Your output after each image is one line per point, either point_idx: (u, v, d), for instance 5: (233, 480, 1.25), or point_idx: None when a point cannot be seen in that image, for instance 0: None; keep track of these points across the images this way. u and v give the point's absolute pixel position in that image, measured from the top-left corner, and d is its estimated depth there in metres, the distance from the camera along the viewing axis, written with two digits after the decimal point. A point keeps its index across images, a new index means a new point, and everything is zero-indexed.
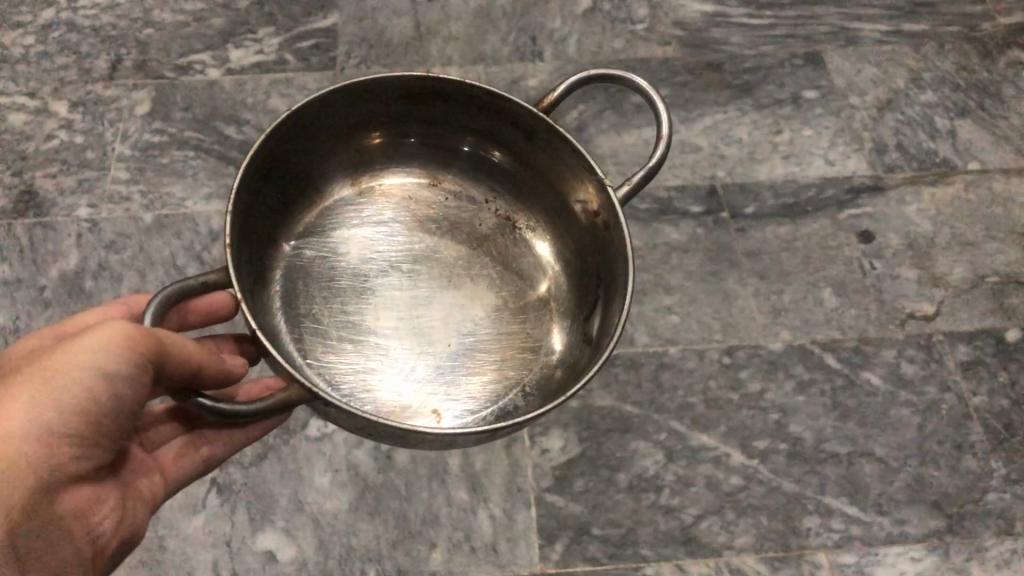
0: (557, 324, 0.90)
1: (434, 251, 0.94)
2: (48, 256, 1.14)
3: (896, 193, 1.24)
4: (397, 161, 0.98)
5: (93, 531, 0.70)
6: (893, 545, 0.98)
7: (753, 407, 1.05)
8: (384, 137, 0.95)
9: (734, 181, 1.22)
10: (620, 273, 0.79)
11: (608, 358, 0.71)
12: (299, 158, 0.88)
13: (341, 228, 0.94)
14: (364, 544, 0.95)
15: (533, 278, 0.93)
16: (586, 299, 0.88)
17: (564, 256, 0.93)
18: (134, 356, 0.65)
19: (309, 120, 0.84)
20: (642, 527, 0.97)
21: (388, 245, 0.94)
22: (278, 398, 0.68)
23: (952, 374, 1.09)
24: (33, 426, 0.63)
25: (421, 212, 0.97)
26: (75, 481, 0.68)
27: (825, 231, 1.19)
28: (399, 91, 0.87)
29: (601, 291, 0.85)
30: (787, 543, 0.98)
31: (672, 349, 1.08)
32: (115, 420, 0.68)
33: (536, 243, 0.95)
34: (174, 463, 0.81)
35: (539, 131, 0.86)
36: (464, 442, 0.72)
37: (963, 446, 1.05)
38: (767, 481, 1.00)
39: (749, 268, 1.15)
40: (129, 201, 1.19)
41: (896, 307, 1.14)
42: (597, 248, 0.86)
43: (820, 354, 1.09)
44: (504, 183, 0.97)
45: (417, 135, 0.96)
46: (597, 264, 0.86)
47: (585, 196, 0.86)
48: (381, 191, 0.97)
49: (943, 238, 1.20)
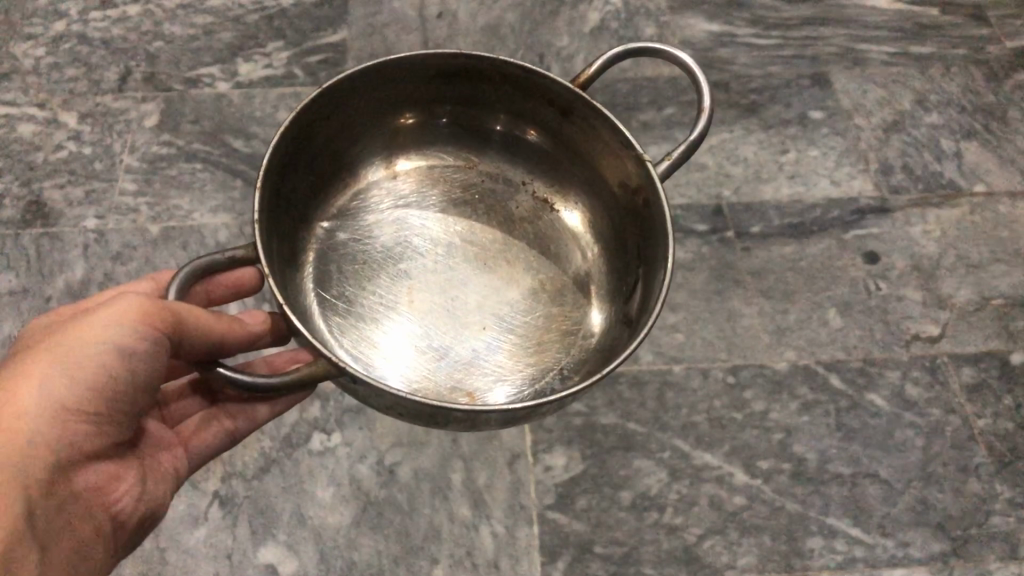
0: (595, 305, 0.90)
1: (469, 235, 0.95)
2: (54, 266, 1.14)
3: (902, 215, 1.24)
4: (430, 143, 0.98)
5: (111, 507, 0.72)
6: (897, 567, 0.98)
7: (757, 426, 1.05)
8: (416, 117, 0.95)
9: (740, 201, 1.23)
10: (658, 248, 0.78)
11: (646, 333, 0.70)
12: (332, 135, 0.88)
13: (375, 211, 0.95)
14: (367, 559, 0.95)
15: (571, 261, 0.94)
16: (624, 280, 0.88)
17: (603, 238, 0.93)
18: (150, 333, 0.66)
19: (342, 97, 0.84)
20: (643, 546, 0.97)
21: (422, 228, 0.95)
22: (304, 373, 0.68)
23: (957, 397, 1.09)
24: (48, 404, 0.65)
25: (455, 195, 0.97)
26: (92, 458, 0.70)
27: (830, 252, 1.19)
28: (433, 71, 0.87)
29: (639, 269, 0.85)
30: (790, 563, 0.97)
31: (676, 367, 1.08)
32: (131, 396, 0.69)
33: (575, 226, 0.95)
34: (196, 437, 0.81)
35: (575, 108, 0.86)
36: (494, 420, 0.71)
37: (967, 469, 1.04)
38: (770, 501, 1.00)
39: (753, 288, 1.15)
40: (136, 212, 1.19)
41: (900, 328, 1.13)
42: (636, 226, 0.86)
43: (823, 375, 1.09)
44: (541, 164, 0.97)
45: (451, 118, 0.96)
46: (635, 245, 0.86)
47: (623, 171, 0.86)
48: (415, 175, 0.98)
49: (948, 259, 1.20)
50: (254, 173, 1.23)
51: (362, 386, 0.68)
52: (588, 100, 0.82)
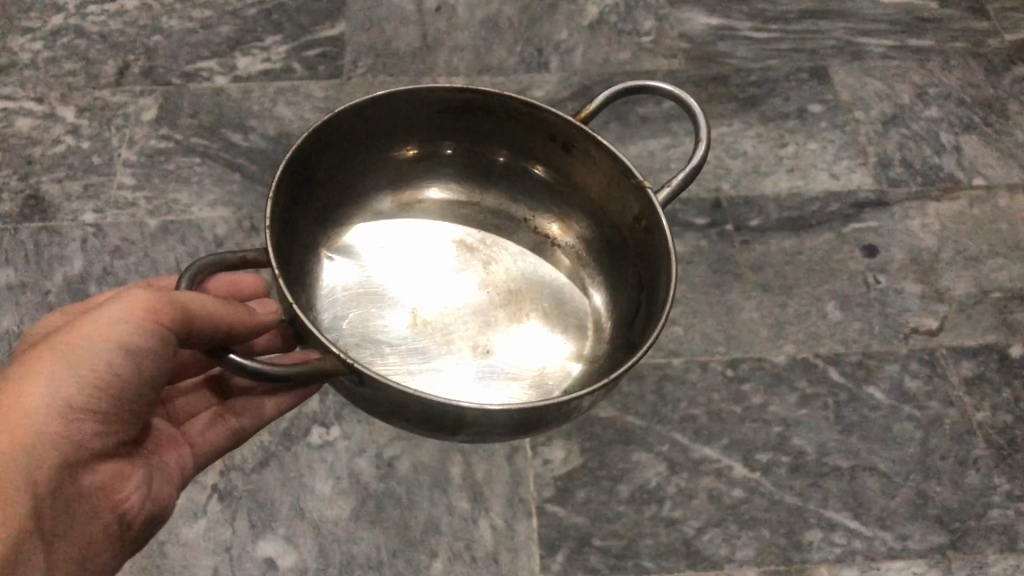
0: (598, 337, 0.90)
1: (473, 269, 0.95)
2: (52, 260, 1.14)
3: (901, 208, 1.24)
4: (433, 172, 0.97)
5: (118, 507, 0.71)
6: (895, 560, 0.97)
7: (756, 419, 1.05)
8: (419, 150, 0.94)
9: (738, 195, 1.23)
10: (661, 278, 0.78)
11: (648, 349, 0.70)
12: (337, 167, 0.88)
13: (379, 243, 0.95)
14: (365, 553, 0.94)
15: (574, 298, 0.93)
16: (626, 313, 0.87)
17: (605, 271, 0.93)
18: (157, 330, 0.67)
19: (348, 129, 0.84)
20: (642, 539, 0.96)
21: (427, 262, 0.95)
22: (313, 365, 0.65)
23: (956, 390, 1.09)
24: (54, 402, 0.65)
25: (458, 231, 0.97)
26: (99, 458, 0.69)
27: (829, 245, 1.19)
28: (438, 105, 0.87)
29: (642, 299, 0.84)
30: (789, 556, 0.97)
31: (675, 360, 1.08)
32: (136, 395, 0.69)
33: (578, 260, 0.95)
34: (202, 436, 0.81)
35: (578, 140, 0.85)
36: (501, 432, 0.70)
37: (965, 461, 1.04)
38: (769, 494, 1.00)
39: (752, 281, 1.15)
40: (135, 206, 1.19)
41: (899, 321, 1.13)
42: (640, 258, 0.85)
43: (823, 368, 1.09)
44: (544, 198, 0.96)
45: (454, 151, 0.95)
46: (639, 275, 0.86)
47: (627, 201, 0.85)
48: (419, 206, 0.98)
49: (947, 253, 1.20)
50: (252, 166, 1.23)
51: (367, 389, 0.68)
52: (590, 132, 0.82)
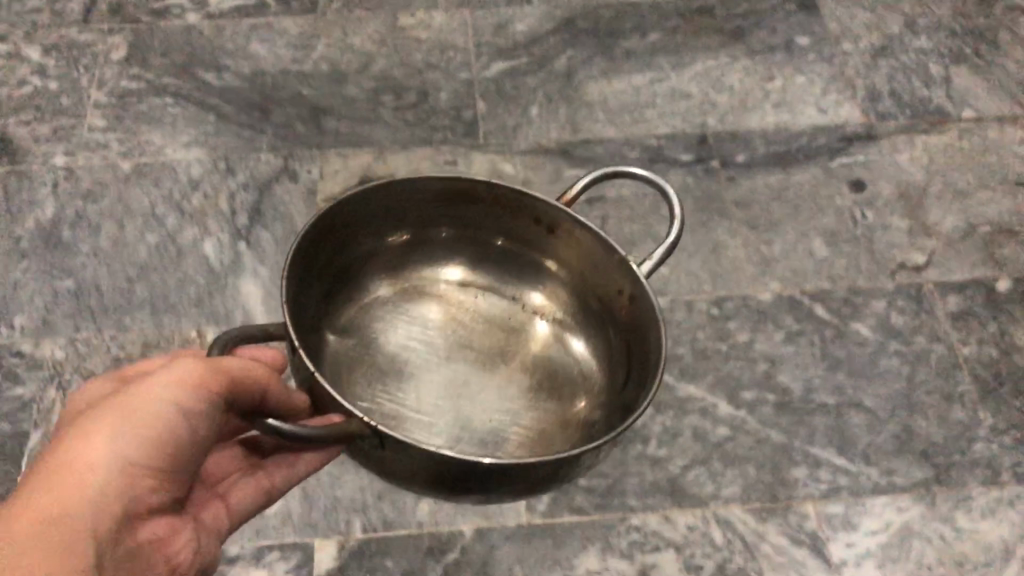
0: (592, 403, 0.83)
1: (481, 319, 0.89)
2: (23, 205, 1.12)
3: (889, 141, 1.22)
4: (437, 252, 0.90)
5: (172, 560, 0.63)
6: (881, 495, 0.96)
7: (741, 357, 1.04)
8: (412, 236, 0.88)
9: (724, 130, 1.21)
10: (649, 354, 0.73)
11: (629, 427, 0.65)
12: (335, 256, 0.82)
13: (370, 325, 0.86)
14: (350, 496, 0.94)
15: (569, 374, 0.86)
16: (616, 379, 0.81)
17: (597, 339, 0.86)
18: (206, 392, 0.60)
19: (339, 224, 0.78)
20: (627, 478, 0.96)
21: (425, 334, 0.87)
22: (337, 427, 0.61)
23: (942, 324, 1.08)
24: (117, 461, 0.57)
25: (450, 310, 0.89)
26: (155, 514, 0.61)
27: (816, 180, 1.18)
28: (427, 194, 0.82)
29: (631, 369, 0.79)
30: (775, 493, 0.95)
31: (660, 300, 1.07)
32: (192, 455, 0.62)
33: (568, 332, 0.88)
34: (236, 494, 0.71)
35: (562, 222, 0.81)
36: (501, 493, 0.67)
37: (951, 396, 1.03)
38: (754, 431, 0.99)
39: (738, 218, 1.14)
40: (107, 148, 1.16)
41: (887, 257, 1.12)
42: (629, 331, 0.80)
43: (809, 305, 1.08)
44: (533, 274, 0.89)
45: (449, 234, 0.88)
46: (626, 344, 0.80)
47: (611, 276, 0.80)
48: (411, 286, 0.90)
49: (935, 187, 1.18)
50: (228, 107, 1.20)
51: (388, 452, 0.65)
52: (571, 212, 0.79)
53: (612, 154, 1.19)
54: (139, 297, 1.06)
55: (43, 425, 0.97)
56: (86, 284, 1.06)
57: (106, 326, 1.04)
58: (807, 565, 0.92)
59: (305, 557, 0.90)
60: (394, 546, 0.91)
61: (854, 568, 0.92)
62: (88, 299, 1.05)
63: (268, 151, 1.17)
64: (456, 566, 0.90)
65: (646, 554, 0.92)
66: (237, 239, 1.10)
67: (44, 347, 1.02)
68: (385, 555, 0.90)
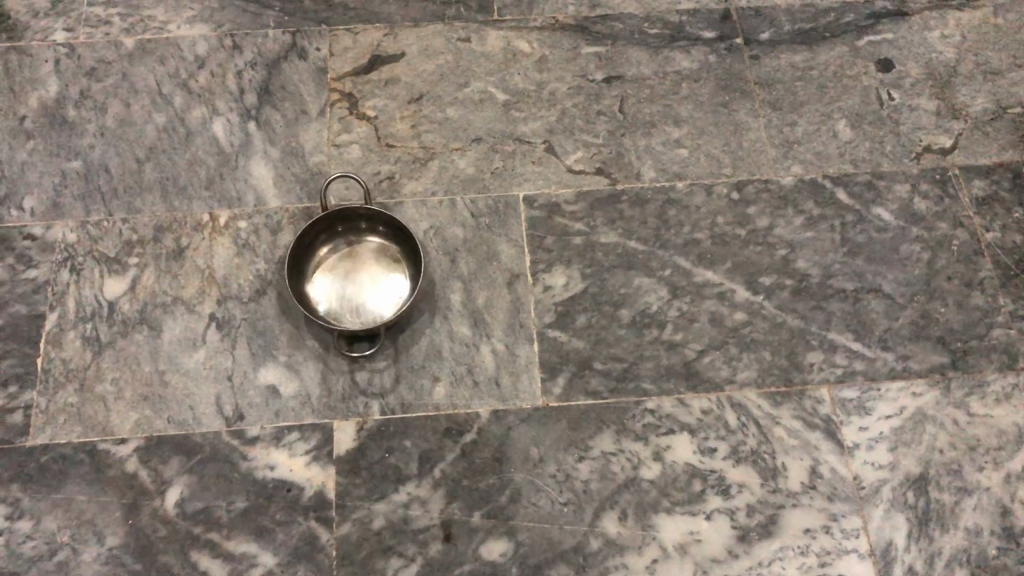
0: (530, 343, 0.97)
1: (356, 262, 0.99)
2: (26, 83, 1.10)
3: (920, 18, 1.18)
4: (344, 296, 0.97)
5: None
6: (896, 380, 0.96)
7: (760, 242, 1.03)
8: (338, 313, 0.96)
9: (750, 6, 1.18)
10: (557, 323, 0.98)
11: (535, 381, 0.95)
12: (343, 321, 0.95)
13: (350, 315, 0.96)
14: (367, 379, 0.94)
15: (497, 318, 0.98)
16: (542, 328, 0.97)
17: (526, 297, 0.99)
18: None
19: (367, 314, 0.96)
20: (643, 361, 0.96)
21: (363, 283, 0.98)
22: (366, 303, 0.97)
23: (966, 210, 1.05)
24: None
25: (342, 272, 0.98)
26: None
27: (843, 59, 1.14)
28: (331, 308, 0.96)
29: (545, 323, 0.98)
30: (791, 378, 0.96)
31: (679, 184, 1.06)
32: None
33: (506, 291, 0.99)
34: None
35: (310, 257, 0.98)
36: (511, 417, 0.93)
37: (971, 282, 1.01)
38: (771, 316, 0.99)
39: (761, 98, 1.11)
40: (110, 24, 1.14)
41: (913, 139, 1.09)
42: (543, 309, 0.98)
43: (831, 189, 1.06)
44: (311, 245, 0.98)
45: (334, 303, 0.97)
46: (543, 318, 0.98)
47: (525, 270, 1.00)
48: (340, 316, 0.96)
49: (966, 66, 1.15)
50: None
51: (364, 304, 0.97)
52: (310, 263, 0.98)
53: (628, 32, 1.16)
54: (148, 180, 1.04)
55: (59, 306, 0.97)
56: (94, 165, 1.05)
57: (115, 209, 1.02)
58: (820, 448, 0.93)
59: (325, 439, 0.91)
60: (412, 428, 0.92)
61: (865, 451, 0.93)
62: (97, 181, 1.04)
63: (275, 29, 1.14)
64: (473, 448, 0.91)
65: (660, 437, 0.93)
66: (247, 120, 1.08)
67: (55, 229, 1.01)
68: (404, 437, 0.92)
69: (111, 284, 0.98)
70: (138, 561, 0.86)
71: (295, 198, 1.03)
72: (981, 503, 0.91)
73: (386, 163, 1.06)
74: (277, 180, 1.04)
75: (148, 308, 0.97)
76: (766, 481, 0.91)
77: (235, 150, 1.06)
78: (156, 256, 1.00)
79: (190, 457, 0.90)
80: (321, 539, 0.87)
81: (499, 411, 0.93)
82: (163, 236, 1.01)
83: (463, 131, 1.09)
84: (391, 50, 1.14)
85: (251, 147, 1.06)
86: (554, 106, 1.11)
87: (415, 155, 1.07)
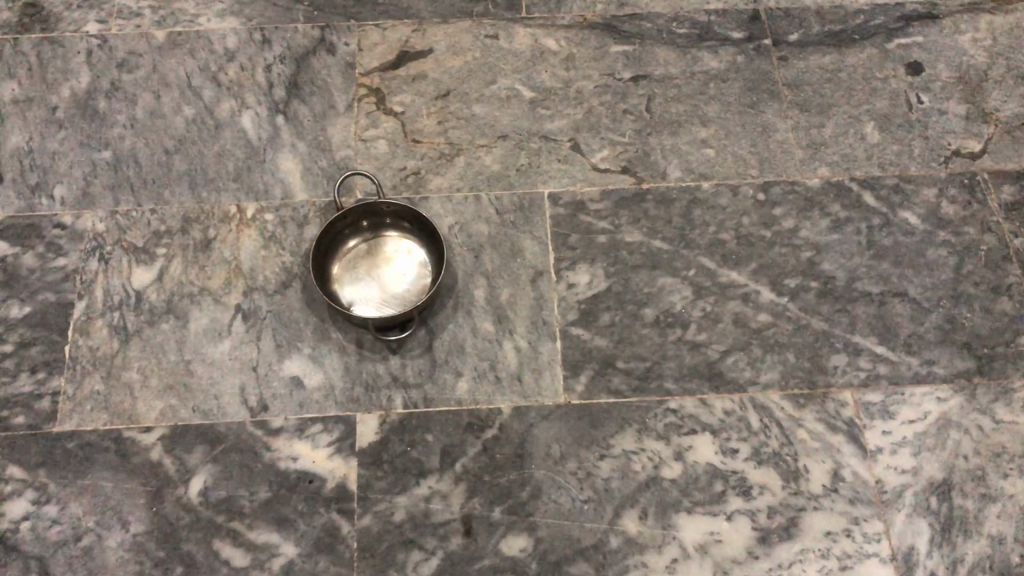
0: (552, 340, 0.97)
1: (375, 257, 0.99)
2: (58, 74, 1.11)
3: (951, 21, 1.17)
4: (371, 291, 0.97)
5: None
6: (920, 385, 0.95)
7: (786, 244, 1.02)
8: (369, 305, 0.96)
9: (779, 7, 1.18)
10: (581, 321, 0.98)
11: (558, 378, 0.95)
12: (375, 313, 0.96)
13: (381, 307, 0.96)
14: (390, 372, 0.95)
15: (521, 314, 0.98)
16: (565, 325, 0.98)
17: (550, 294, 0.99)
18: None
19: (398, 303, 0.97)
20: (666, 361, 0.96)
21: (386, 275, 0.98)
22: (394, 292, 0.97)
23: (994, 215, 1.05)
24: None
25: (363, 267, 0.99)
26: None
27: (872, 61, 1.14)
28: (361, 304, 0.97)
29: (569, 320, 0.98)
30: (814, 380, 0.95)
31: (705, 184, 1.06)
32: None
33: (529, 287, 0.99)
34: None
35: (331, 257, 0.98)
36: (533, 413, 0.93)
37: (998, 288, 1.01)
38: (796, 318, 0.98)
39: (789, 100, 1.11)
40: (141, 16, 1.15)
41: (942, 143, 1.09)
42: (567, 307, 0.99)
43: (858, 191, 1.05)
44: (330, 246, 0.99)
45: (364, 298, 0.97)
46: (567, 315, 0.98)
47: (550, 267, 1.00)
48: (372, 309, 0.96)
49: (997, 71, 1.14)
50: None
51: (390, 293, 0.97)
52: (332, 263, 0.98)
53: (657, 31, 1.16)
54: (177, 171, 1.05)
55: (87, 295, 0.98)
56: (124, 156, 1.06)
57: (144, 199, 1.03)
58: (842, 451, 0.92)
59: (347, 431, 0.92)
60: (434, 422, 0.92)
61: (888, 455, 0.92)
62: (127, 171, 1.05)
63: (305, 23, 1.15)
64: (495, 444, 0.92)
65: (682, 437, 0.92)
66: (275, 113, 1.09)
67: (85, 218, 1.02)
68: (426, 431, 0.92)
69: (138, 274, 0.99)
70: (161, 548, 0.87)
71: (322, 191, 1.04)
72: (1004, 510, 0.90)
73: (412, 159, 1.06)
74: (304, 174, 1.05)
75: (175, 298, 0.98)
76: (788, 483, 0.91)
77: (263, 142, 1.07)
78: (184, 247, 1.01)
79: (214, 447, 0.91)
80: (342, 531, 0.88)
81: (520, 407, 0.93)
82: (191, 228, 1.02)
83: (490, 128, 1.09)
84: (419, 46, 1.14)
85: (278, 140, 1.07)
86: (581, 105, 1.11)
87: (441, 151, 1.07)
